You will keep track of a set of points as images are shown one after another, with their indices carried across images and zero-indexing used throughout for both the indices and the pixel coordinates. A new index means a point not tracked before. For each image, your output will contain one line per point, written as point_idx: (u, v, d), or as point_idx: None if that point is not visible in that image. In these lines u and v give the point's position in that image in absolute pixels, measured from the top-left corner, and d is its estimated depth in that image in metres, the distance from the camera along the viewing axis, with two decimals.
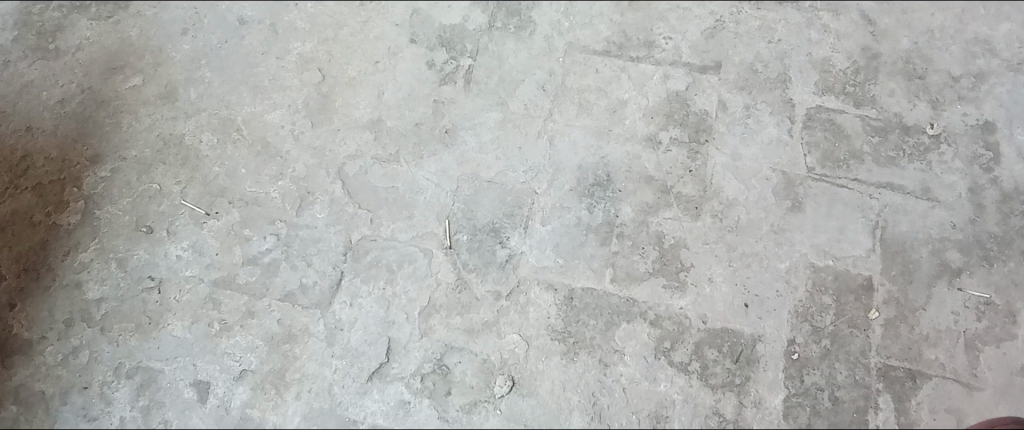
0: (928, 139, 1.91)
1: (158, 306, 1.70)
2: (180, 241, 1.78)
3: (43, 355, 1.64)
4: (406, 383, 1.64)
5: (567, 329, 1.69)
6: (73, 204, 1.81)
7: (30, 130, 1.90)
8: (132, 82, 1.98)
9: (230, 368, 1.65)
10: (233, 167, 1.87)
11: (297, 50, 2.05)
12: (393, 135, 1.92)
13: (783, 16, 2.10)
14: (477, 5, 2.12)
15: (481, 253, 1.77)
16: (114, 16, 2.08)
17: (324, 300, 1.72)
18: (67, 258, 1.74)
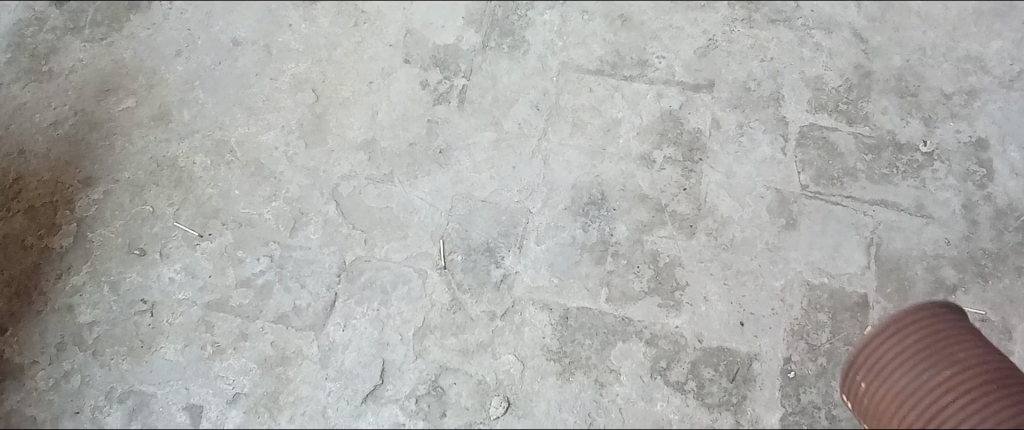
0: (921, 156, 1.91)
1: (151, 329, 1.69)
2: (173, 263, 1.77)
3: (34, 380, 1.62)
4: (400, 405, 1.63)
5: (562, 350, 1.68)
6: (65, 226, 1.80)
7: (23, 153, 1.89)
8: (126, 104, 1.98)
9: (223, 391, 1.64)
10: (226, 189, 1.87)
11: (291, 72, 2.05)
12: (387, 155, 1.92)
13: (775, 34, 2.12)
14: (471, 25, 2.13)
15: (476, 273, 1.76)
16: (108, 38, 2.09)
17: (318, 321, 1.71)
18: (59, 281, 1.73)
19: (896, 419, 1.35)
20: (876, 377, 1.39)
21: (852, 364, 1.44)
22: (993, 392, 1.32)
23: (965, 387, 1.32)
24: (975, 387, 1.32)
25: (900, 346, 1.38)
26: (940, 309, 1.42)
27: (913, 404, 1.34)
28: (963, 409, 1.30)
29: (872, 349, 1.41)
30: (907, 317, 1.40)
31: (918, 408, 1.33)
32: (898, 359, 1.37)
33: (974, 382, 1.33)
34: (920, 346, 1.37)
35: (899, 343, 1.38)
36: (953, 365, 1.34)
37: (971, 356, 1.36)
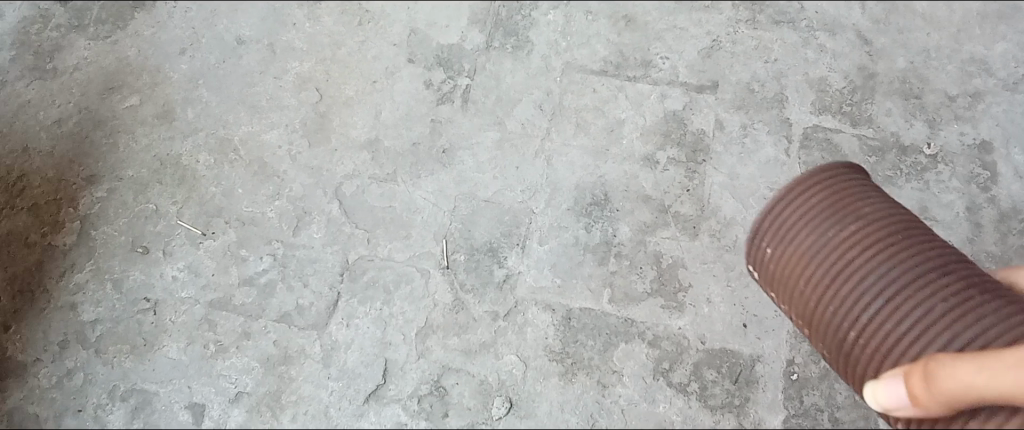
0: (925, 158, 1.91)
1: (154, 327, 1.69)
2: (176, 262, 1.77)
3: (37, 377, 1.63)
4: (402, 404, 1.63)
5: (565, 350, 1.68)
6: (69, 224, 1.80)
7: (26, 151, 1.89)
8: (129, 102, 1.98)
9: (226, 390, 1.64)
10: (229, 187, 1.87)
11: (295, 70, 2.05)
12: (391, 154, 1.92)
13: (779, 36, 2.11)
14: (474, 25, 2.13)
15: (478, 273, 1.76)
16: (112, 36, 2.09)
17: (321, 321, 1.71)
18: (62, 279, 1.73)
19: (803, 281, 1.23)
20: (780, 240, 1.27)
21: (755, 233, 1.32)
22: (904, 239, 1.20)
23: (876, 238, 1.19)
24: (885, 235, 1.20)
25: (803, 206, 1.26)
26: (849, 171, 1.32)
27: (816, 261, 1.22)
28: (874, 258, 1.18)
29: (774, 214, 1.29)
30: (812, 178, 1.29)
31: (826, 265, 1.21)
32: (802, 218, 1.26)
33: (883, 230, 1.20)
34: (824, 202, 1.25)
35: (803, 204, 1.27)
36: (858, 216, 1.22)
37: (879, 208, 1.24)
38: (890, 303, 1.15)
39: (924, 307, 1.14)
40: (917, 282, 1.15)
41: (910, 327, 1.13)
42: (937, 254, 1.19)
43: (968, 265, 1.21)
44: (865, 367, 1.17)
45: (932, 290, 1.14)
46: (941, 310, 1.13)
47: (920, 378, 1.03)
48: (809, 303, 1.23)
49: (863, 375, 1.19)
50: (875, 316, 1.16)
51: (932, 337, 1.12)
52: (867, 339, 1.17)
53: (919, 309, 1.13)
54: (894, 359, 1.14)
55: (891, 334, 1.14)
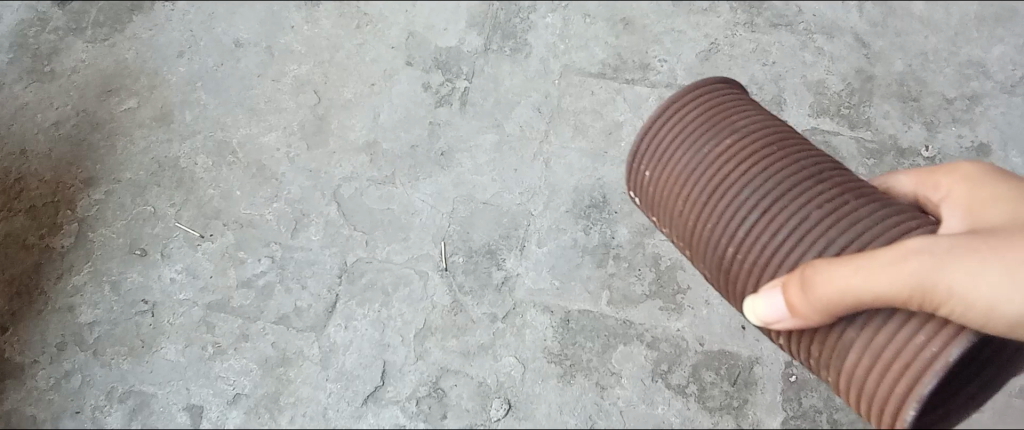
0: (923, 161, 1.91)
1: (151, 329, 1.69)
2: (174, 264, 1.77)
3: (34, 379, 1.62)
4: (401, 406, 1.63)
5: (563, 352, 1.68)
6: (67, 226, 1.80)
7: (24, 153, 1.89)
8: (128, 105, 1.98)
9: (224, 392, 1.63)
10: (227, 189, 1.87)
11: (294, 73, 2.05)
12: (389, 157, 1.92)
13: (777, 39, 2.12)
14: (473, 28, 2.13)
15: (477, 275, 1.76)
16: (110, 38, 2.09)
17: (319, 323, 1.71)
18: (59, 281, 1.73)
19: (681, 197, 1.31)
20: (657, 159, 1.37)
21: (635, 152, 1.42)
22: (775, 148, 1.27)
23: (745, 150, 1.27)
24: (756, 145, 1.27)
25: (678, 124, 1.36)
26: (725, 91, 1.41)
27: (690, 174, 1.30)
28: (745, 169, 1.25)
29: (653, 133, 1.39)
30: (687, 96, 1.39)
31: (700, 179, 1.29)
32: (677, 135, 1.35)
33: (751, 140, 1.29)
34: (698, 118, 1.35)
35: (678, 122, 1.37)
36: (729, 129, 1.31)
37: (750, 121, 1.33)
38: (759, 209, 1.21)
39: (790, 210, 1.19)
40: (782, 186, 1.22)
41: (780, 233, 1.19)
42: (807, 159, 1.26)
43: (841, 170, 1.28)
44: (744, 279, 1.23)
45: (798, 193, 1.21)
46: (813, 216, 1.18)
47: (795, 283, 1.08)
48: (684, 216, 1.31)
49: (737, 283, 1.25)
50: (748, 226, 1.22)
51: (800, 240, 1.17)
52: (742, 251, 1.23)
53: (785, 212, 1.20)
54: (765, 264, 1.20)
55: (761, 238, 1.21)
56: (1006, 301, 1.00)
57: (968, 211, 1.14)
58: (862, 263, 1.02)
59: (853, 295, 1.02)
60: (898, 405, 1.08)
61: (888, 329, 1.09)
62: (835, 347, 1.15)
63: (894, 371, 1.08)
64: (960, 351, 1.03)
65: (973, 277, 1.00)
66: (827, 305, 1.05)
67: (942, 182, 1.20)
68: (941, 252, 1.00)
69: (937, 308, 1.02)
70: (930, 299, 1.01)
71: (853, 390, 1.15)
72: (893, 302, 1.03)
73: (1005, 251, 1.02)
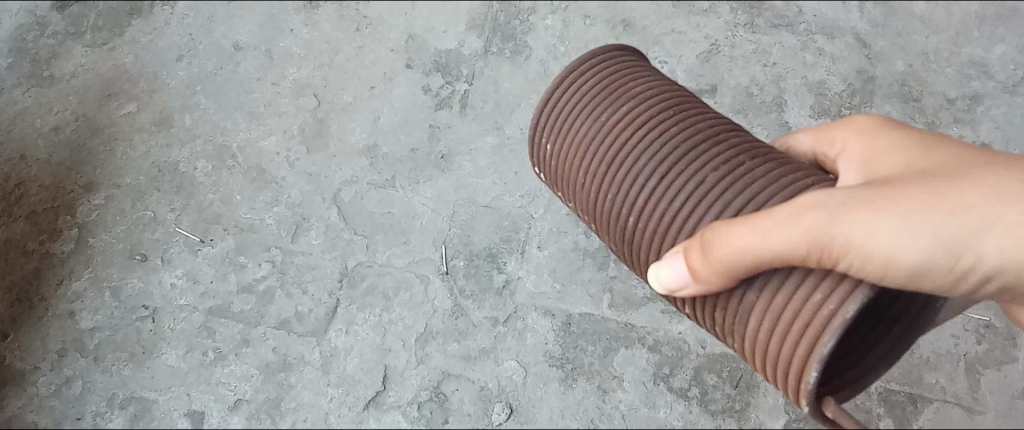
0: None
1: (152, 335, 1.69)
2: (174, 269, 1.77)
3: (35, 386, 1.62)
4: (402, 411, 1.62)
5: (565, 356, 1.67)
6: (67, 232, 1.79)
7: (23, 159, 1.89)
8: (127, 109, 1.98)
9: (225, 397, 1.63)
10: (227, 194, 1.86)
11: (293, 76, 2.05)
12: (390, 160, 1.92)
13: (778, 39, 2.11)
14: (472, 31, 2.13)
15: (478, 279, 1.76)
16: (109, 43, 2.08)
17: (320, 327, 1.71)
18: (60, 287, 1.73)
19: (582, 169, 1.32)
20: (558, 134, 1.37)
21: (538, 125, 1.41)
22: (671, 114, 1.27)
23: (642, 117, 1.27)
24: (653, 111, 1.27)
25: (577, 96, 1.36)
26: (621, 62, 1.41)
27: (590, 144, 1.31)
28: (645, 137, 1.25)
29: (554, 106, 1.39)
30: (583, 67, 1.39)
31: (601, 150, 1.29)
32: (578, 106, 1.35)
33: (648, 107, 1.28)
34: (597, 89, 1.35)
35: (577, 95, 1.36)
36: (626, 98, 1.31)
37: (646, 89, 1.32)
38: (658, 175, 1.21)
39: (688, 175, 1.19)
40: (679, 151, 1.22)
41: (678, 200, 1.19)
42: (702, 123, 1.26)
43: (737, 132, 1.28)
44: (647, 248, 1.24)
45: (693, 158, 1.21)
46: (709, 181, 1.18)
47: (696, 248, 1.10)
48: (587, 187, 1.31)
49: (641, 252, 1.26)
50: (647, 194, 1.22)
51: (697, 205, 1.18)
52: (643, 220, 1.23)
53: (682, 177, 1.20)
54: (665, 231, 1.20)
55: (660, 205, 1.20)
56: (904, 249, 1.01)
57: (859, 164, 1.14)
58: (759, 223, 1.03)
59: (752, 256, 1.04)
60: (800, 364, 1.08)
61: (787, 288, 1.10)
62: (737, 311, 1.17)
63: (795, 331, 1.08)
64: (856, 308, 1.03)
65: (871, 229, 1.00)
66: (726, 267, 1.07)
67: (835, 137, 1.20)
68: (835, 207, 1.02)
69: (836, 263, 1.03)
70: (826, 254, 1.02)
71: (758, 352, 1.16)
72: (791, 259, 1.04)
73: (901, 200, 1.02)
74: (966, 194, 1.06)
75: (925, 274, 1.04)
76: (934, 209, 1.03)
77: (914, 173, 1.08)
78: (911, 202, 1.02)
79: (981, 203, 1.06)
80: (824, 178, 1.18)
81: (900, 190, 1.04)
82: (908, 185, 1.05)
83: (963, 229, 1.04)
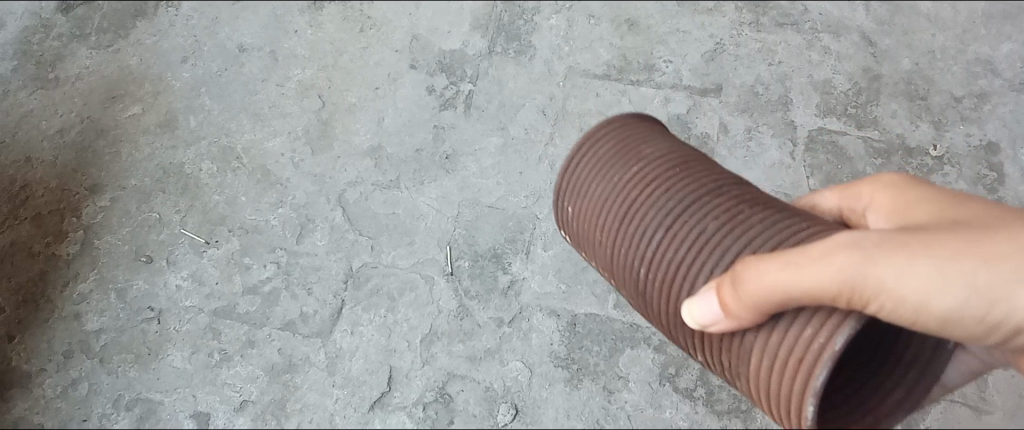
0: (931, 160, 1.90)
1: (158, 336, 1.69)
2: (180, 270, 1.77)
3: (41, 388, 1.62)
4: (408, 412, 1.62)
5: (570, 356, 1.67)
6: (72, 234, 1.80)
7: (29, 161, 1.89)
8: (132, 111, 1.98)
9: (230, 399, 1.63)
10: (232, 195, 1.86)
11: (297, 78, 2.05)
12: (394, 161, 1.92)
13: (783, 38, 2.10)
14: (476, 31, 2.13)
15: (483, 279, 1.76)
16: (114, 45, 2.09)
17: (325, 328, 1.71)
18: (66, 289, 1.73)
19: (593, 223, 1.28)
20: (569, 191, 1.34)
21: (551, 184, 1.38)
22: (677, 167, 1.24)
23: (650, 169, 1.24)
24: (662, 164, 1.24)
25: (593, 153, 1.32)
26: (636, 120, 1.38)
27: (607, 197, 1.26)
28: (652, 188, 1.22)
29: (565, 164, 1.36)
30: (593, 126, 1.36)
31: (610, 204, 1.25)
32: (593, 161, 1.31)
33: (659, 160, 1.25)
34: (608, 144, 1.32)
35: (593, 151, 1.32)
36: (635, 151, 1.27)
37: (660, 146, 1.29)
38: (667, 224, 1.18)
39: (696, 224, 1.16)
40: (691, 201, 1.18)
41: (687, 249, 1.15)
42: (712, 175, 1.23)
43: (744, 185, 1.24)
44: (658, 296, 1.20)
45: (705, 208, 1.17)
46: (711, 230, 1.15)
47: (724, 288, 1.05)
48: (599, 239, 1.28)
49: (653, 303, 1.22)
50: (656, 244, 1.18)
51: (704, 254, 1.14)
52: (652, 270, 1.19)
53: (694, 224, 1.16)
54: (675, 281, 1.16)
55: (671, 255, 1.17)
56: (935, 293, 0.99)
57: (892, 217, 1.14)
58: (792, 260, 0.99)
59: (782, 295, 0.99)
60: (798, 402, 1.02)
61: (783, 328, 1.06)
62: (743, 354, 1.13)
63: (791, 366, 1.04)
64: (844, 340, 0.99)
65: (904, 273, 0.98)
66: (753, 308, 1.03)
67: (862, 193, 1.20)
68: (871, 250, 0.98)
69: (866, 307, 1.00)
70: (855, 297, 0.99)
71: (762, 395, 1.11)
72: (820, 301, 1.00)
73: (937, 246, 1.00)
74: (1000, 245, 1.05)
75: (956, 321, 1.03)
76: (969, 256, 1.01)
77: (948, 222, 1.06)
78: (947, 249, 1.00)
79: (1015, 254, 1.04)
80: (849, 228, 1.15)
81: (937, 239, 1.02)
82: (943, 234, 1.03)
83: (998, 278, 1.03)
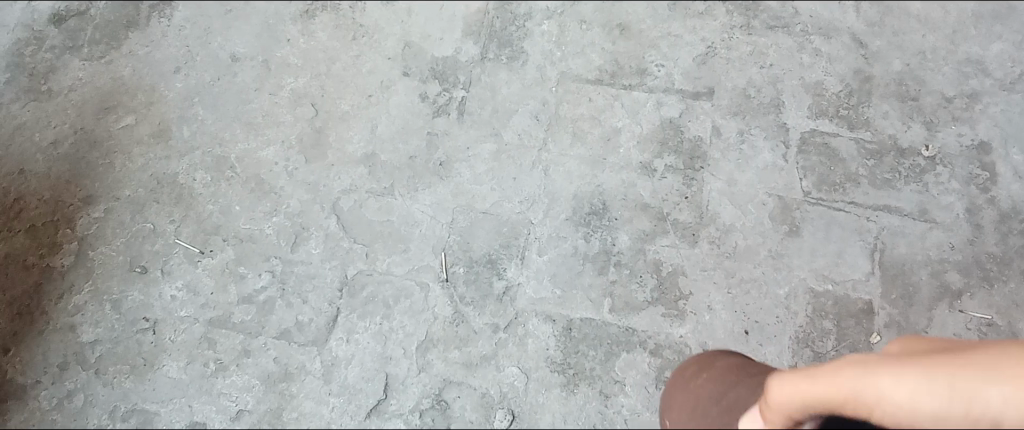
0: (923, 160, 1.91)
1: (153, 347, 1.69)
2: (175, 280, 1.77)
3: (36, 400, 1.62)
4: (405, 419, 1.62)
5: (566, 361, 1.67)
6: (67, 245, 1.79)
7: (22, 173, 1.89)
8: (125, 122, 1.98)
9: (227, 408, 1.63)
10: (226, 205, 1.86)
11: (290, 86, 2.05)
12: (388, 168, 1.92)
13: (774, 41, 2.11)
14: (468, 37, 2.13)
15: (478, 285, 1.76)
16: (107, 56, 2.09)
17: (321, 336, 1.70)
18: (60, 301, 1.73)
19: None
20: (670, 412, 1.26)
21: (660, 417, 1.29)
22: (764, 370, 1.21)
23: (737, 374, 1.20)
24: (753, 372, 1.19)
25: (678, 379, 1.29)
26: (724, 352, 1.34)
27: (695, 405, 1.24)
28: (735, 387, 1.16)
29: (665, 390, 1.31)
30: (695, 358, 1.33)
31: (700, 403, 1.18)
32: (678, 380, 1.28)
33: (725, 362, 1.25)
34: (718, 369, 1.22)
35: (677, 377, 1.30)
36: (712, 356, 1.29)
37: (736, 360, 1.27)
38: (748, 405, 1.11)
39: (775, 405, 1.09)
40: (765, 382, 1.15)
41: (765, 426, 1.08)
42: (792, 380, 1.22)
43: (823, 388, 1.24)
44: None
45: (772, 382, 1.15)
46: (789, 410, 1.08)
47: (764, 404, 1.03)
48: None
49: None
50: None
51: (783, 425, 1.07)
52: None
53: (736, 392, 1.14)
54: None
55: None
56: (928, 400, 0.91)
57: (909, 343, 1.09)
58: (809, 373, 0.99)
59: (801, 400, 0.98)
60: None
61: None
62: None
63: None
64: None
65: (897, 382, 0.93)
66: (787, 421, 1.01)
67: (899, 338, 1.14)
68: (873, 364, 0.96)
69: (869, 412, 0.95)
70: (857, 405, 0.95)
71: None
72: (833, 408, 0.97)
73: (932, 359, 0.96)
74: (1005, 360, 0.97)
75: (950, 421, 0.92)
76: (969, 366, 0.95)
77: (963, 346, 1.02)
78: (949, 362, 0.96)
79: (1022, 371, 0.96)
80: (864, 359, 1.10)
81: (942, 360, 0.96)
82: (950, 357, 0.97)
83: (1005, 387, 0.94)
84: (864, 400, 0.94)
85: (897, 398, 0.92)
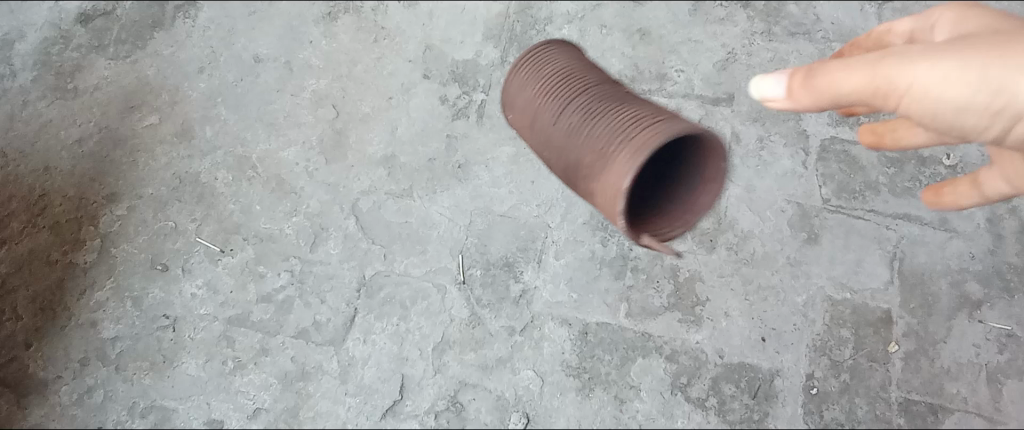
0: (944, 169, 1.90)
1: (173, 344, 1.71)
2: (195, 279, 1.79)
3: (58, 394, 1.64)
4: (420, 420, 1.63)
5: (582, 365, 1.68)
6: (90, 242, 1.82)
7: (48, 170, 1.92)
8: (149, 121, 2.00)
9: (244, 406, 1.65)
10: (247, 204, 1.88)
11: (312, 88, 2.07)
12: (407, 170, 1.93)
13: (795, 47, 2.11)
14: (489, 41, 2.14)
15: (495, 288, 1.76)
16: (132, 55, 2.12)
17: (338, 336, 1.72)
18: (83, 297, 1.75)
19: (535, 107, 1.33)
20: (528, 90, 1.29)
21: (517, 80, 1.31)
22: None
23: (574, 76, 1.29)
24: None
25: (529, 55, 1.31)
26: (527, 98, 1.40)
27: (532, 110, 1.25)
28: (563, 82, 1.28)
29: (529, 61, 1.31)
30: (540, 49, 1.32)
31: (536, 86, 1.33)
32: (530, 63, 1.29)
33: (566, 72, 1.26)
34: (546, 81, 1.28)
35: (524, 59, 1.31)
36: None
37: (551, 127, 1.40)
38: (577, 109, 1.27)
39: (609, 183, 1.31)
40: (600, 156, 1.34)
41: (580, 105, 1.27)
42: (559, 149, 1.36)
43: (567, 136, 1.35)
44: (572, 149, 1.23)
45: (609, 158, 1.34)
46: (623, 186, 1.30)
47: (799, 76, 1.07)
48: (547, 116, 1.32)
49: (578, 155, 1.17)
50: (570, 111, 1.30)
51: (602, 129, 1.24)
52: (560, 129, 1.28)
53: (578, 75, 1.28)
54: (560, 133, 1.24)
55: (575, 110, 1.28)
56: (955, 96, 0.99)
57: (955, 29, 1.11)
58: (848, 61, 1.03)
59: (830, 92, 1.03)
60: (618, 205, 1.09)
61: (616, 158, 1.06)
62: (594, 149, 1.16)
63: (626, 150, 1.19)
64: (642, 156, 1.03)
65: (937, 70, 0.99)
66: (829, 98, 1.04)
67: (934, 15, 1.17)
68: (920, 50, 1.01)
69: (904, 97, 1.03)
70: (893, 93, 1.03)
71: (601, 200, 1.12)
72: (867, 96, 1.04)
73: (982, 49, 0.99)
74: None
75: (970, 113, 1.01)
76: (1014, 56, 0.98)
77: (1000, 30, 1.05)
78: (989, 50, 0.99)
79: None
80: (908, 43, 1.16)
81: (998, 41, 1.00)
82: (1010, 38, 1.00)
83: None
84: (896, 88, 1.01)
85: (941, 91, 0.99)
